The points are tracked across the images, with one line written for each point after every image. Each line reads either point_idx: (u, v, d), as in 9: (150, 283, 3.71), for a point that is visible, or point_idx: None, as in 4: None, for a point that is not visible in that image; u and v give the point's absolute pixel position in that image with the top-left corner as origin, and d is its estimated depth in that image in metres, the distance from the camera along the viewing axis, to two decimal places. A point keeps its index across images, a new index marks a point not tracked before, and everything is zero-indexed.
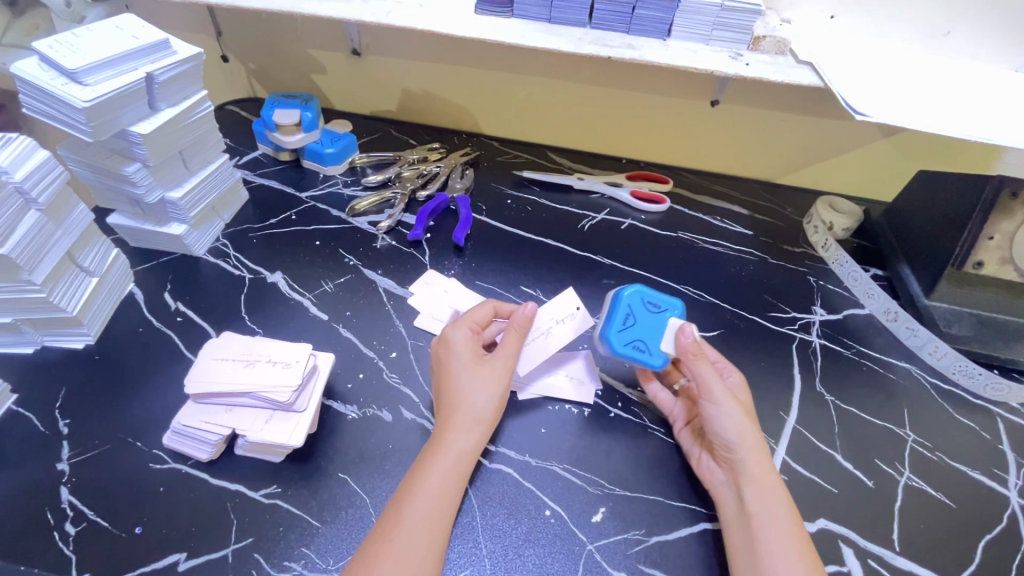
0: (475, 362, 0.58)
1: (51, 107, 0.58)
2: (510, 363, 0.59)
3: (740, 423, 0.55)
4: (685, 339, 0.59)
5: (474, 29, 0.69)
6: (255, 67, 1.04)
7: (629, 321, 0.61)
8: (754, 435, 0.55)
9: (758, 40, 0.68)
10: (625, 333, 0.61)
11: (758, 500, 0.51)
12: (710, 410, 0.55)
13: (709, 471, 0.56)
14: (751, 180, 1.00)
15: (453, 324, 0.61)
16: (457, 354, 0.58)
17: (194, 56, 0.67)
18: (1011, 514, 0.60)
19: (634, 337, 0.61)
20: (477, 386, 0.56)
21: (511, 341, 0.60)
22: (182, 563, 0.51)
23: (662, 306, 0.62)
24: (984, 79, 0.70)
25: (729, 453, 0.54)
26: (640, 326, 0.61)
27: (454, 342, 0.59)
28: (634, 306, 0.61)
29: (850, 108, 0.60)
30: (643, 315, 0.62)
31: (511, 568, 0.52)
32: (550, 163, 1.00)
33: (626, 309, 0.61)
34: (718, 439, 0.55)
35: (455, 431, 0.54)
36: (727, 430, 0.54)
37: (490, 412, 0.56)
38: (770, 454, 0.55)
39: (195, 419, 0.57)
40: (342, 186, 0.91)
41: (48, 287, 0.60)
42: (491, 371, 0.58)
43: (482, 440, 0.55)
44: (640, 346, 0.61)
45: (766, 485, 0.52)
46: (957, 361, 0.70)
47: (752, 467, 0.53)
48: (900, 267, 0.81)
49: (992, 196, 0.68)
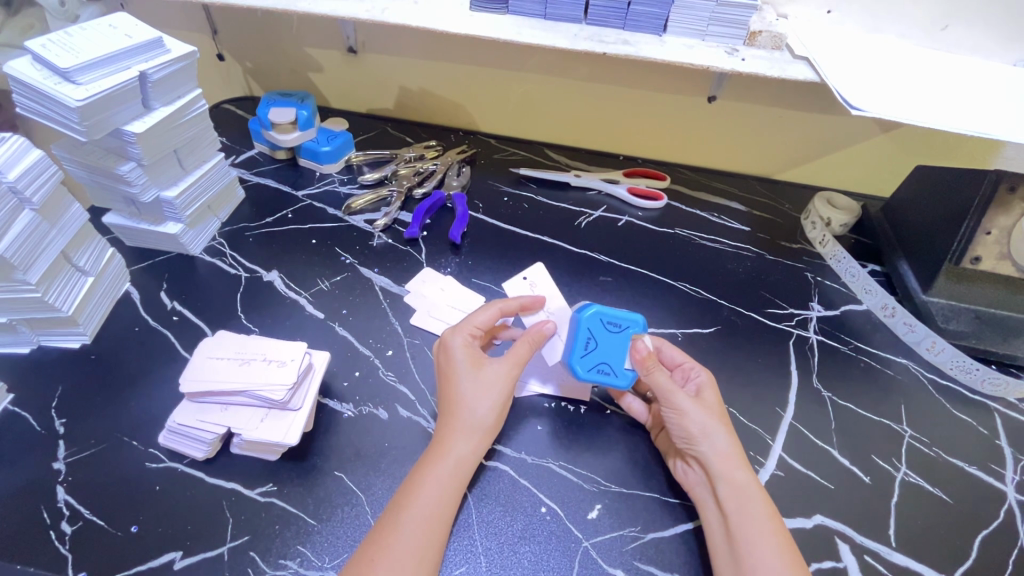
0: (476, 369, 0.57)
1: (44, 106, 0.58)
2: (515, 372, 0.58)
3: (705, 424, 0.54)
4: (639, 355, 0.58)
5: (469, 26, 0.69)
6: (252, 66, 1.04)
7: (590, 345, 0.60)
8: (720, 430, 0.55)
9: (755, 36, 0.68)
10: (588, 358, 0.60)
11: (730, 496, 0.51)
12: (671, 414, 0.56)
13: (683, 472, 0.56)
14: (749, 175, 1.00)
15: (452, 330, 0.60)
16: (458, 362, 0.58)
17: (187, 55, 0.66)
18: (1008, 509, 0.60)
19: (598, 361, 0.60)
20: (480, 393, 0.56)
21: (521, 350, 0.59)
22: (178, 561, 0.51)
23: (623, 324, 0.60)
24: (982, 73, 0.70)
25: (696, 453, 0.54)
26: (603, 349, 0.60)
27: (454, 350, 0.58)
28: (594, 330, 0.60)
29: (846, 104, 0.60)
30: (603, 338, 0.60)
31: (507, 565, 0.52)
32: (548, 161, 1.00)
33: (585, 334, 0.60)
34: (684, 440, 0.55)
35: (456, 436, 0.54)
36: (692, 432, 0.54)
37: (492, 417, 0.56)
38: (739, 448, 0.55)
39: (191, 418, 0.57)
40: (338, 185, 0.91)
41: (43, 286, 0.60)
42: (494, 378, 0.57)
43: (482, 445, 0.55)
44: (605, 369, 0.60)
45: (739, 483, 0.52)
46: (954, 356, 0.69)
47: (719, 464, 0.53)
48: (897, 263, 0.81)
49: (991, 191, 0.68)
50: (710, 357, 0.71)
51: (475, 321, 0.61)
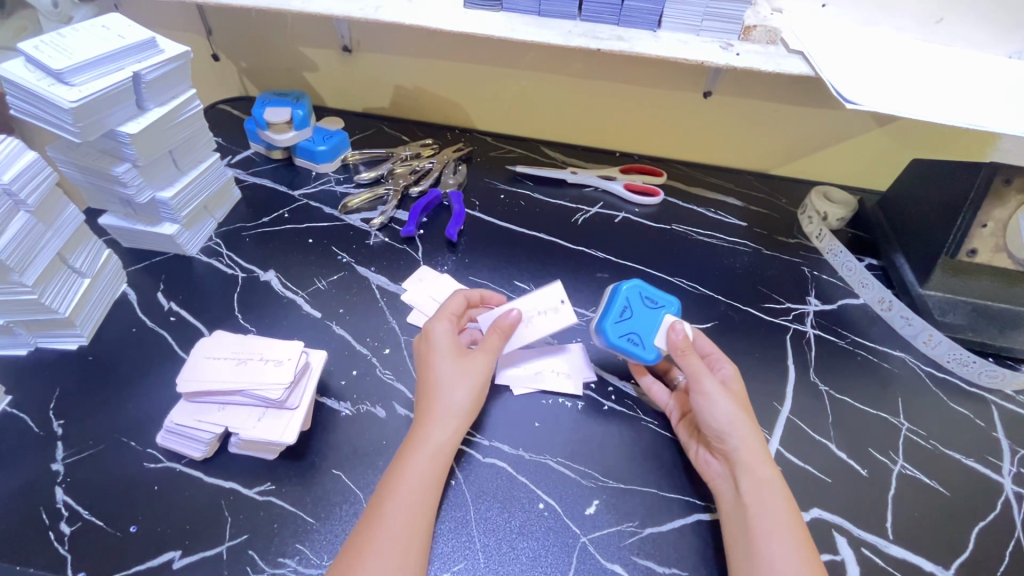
0: (455, 355, 0.58)
1: (37, 107, 0.57)
2: (489, 363, 0.59)
3: (732, 413, 0.55)
4: (676, 336, 0.60)
5: (463, 24, 0.68)
6: (247, 66, 1.04)
7: (626, 314, 0.62)
8: (747, 425, 0.55)
9: (749, 31, 0.68)
10: (621, 325, 0.61)
11: (753, 490, 0.52)
12: (701, 403, 0.55)
13: (706, 463, 0.57)
14: (746, 171, 1.00)
15: (437, 317, 0.61)
16: (438, 347, 0.59)
17: (181, 55, 0.66)
18: (1005, 500, 0.60)
19: (629, 329, 0.61)
20: (458, 377, 0.57)
21: (492, 341, 0.60)
22: (178, 560, 0.51)
23: (660, 302, 0.63)
24: (976, 65, 0.70)
25: (724, 445, 0.54)
26: (636, 320, 0.62)
27: (437, 334, 0.60)
28: (632, 300, 0.62)
29: (841, 97, 0.60)
30: (639, 309, 0.62)
31: (504, 561, 0.52)
32: (544, 158, 1.00)
33: (623, 302, 0.62)
34: (713, 431, 0.55)
35: (432, 424, 0.54)
36: (719, 422, 0.54)
37: (469, 406, 0.56)
38: (765, 443, 0.55)
39: (188, 417, 0.57)
40: (334, 184, 0.91)
41: (39, 288, 0.60)
42: (470, 366, 0.58)
43: (460, 431, 0.55)
44: (634, 339, 0.61)
45: (762, 476, 0.52)
46: (951, 349, 0.70)
47: (746, 456, 0.53)
48: (895, 257, 0.81)
49: (985, 184, 0.68)
50: None
51: (453, 309, 0.63)
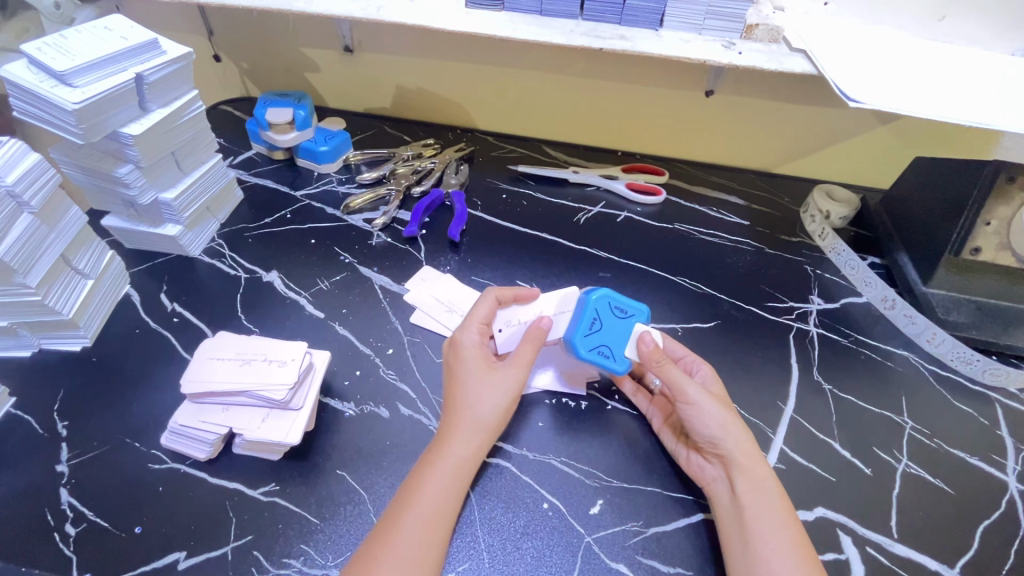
0: (483, 369, 0.57)
1: (40, 109, 0.57)
2: (520, 375, 0.57)
3: (721, 416, 0.55)
4: (646, 348, 0.59)
5: (465, 24, 0.68)
6: (248, 67, 1.04)
7: (595, 326, 0.60)
8: (738, 426, 0.55)
9: (752, 28, 0.68)
10: (591, 338, 0.60)
11: (749, 490, 0.52)
12: (689, 411, 0.55)
13: (699, 467, 0.56)
14: (747, 169, 1.00)
15: (462, 327, 0.61)
16: (465, 362, 0.58)
17: (183, 56, 0.66)
18: (1009, 498, 0.60)
19: (599, 342, 0.60)
20: (485, 391, 0.56)
21: (526, 352, 0.59)
22: (182, 561, 0.51)
23: (629, 311, 0.61)
24: (979, 63, 0.70)
25: (716, 449, 0.54)
26: (606, 330, 0.60)
27: (466, 347, 0.59)
28: (601, 311, 0.60)
29: (844, 95, 0.59)
30: (609, 320, 0.60)
31: (509, 561, 0.52)
32: (546, 157, 1.00)
33: (592, 314, 0.60)
34: (703, 436, 0.55)
35: (458, 437, 0.54)
36: (710, 427, 0.54)
37: (495, 419, 0.56)
38: (756, 443, 0.55)
39: (193, 419, 0.57)
40: (336, 184, 0.91)
41: (43, 290, 0.60)
42: (499, 379, 0.57)
43: (483, 446, 0.55)
44: (605, 352, 0.60)
45: (757, 477, 0.52)
46: (955, 347, 0.70)
47: (740, 458, 0.53)
48: (898, 255, 0.80)
49: (990, 182, 0.67)
50: (710, 351, 0.71)
51: (479, 316, 0.62)
